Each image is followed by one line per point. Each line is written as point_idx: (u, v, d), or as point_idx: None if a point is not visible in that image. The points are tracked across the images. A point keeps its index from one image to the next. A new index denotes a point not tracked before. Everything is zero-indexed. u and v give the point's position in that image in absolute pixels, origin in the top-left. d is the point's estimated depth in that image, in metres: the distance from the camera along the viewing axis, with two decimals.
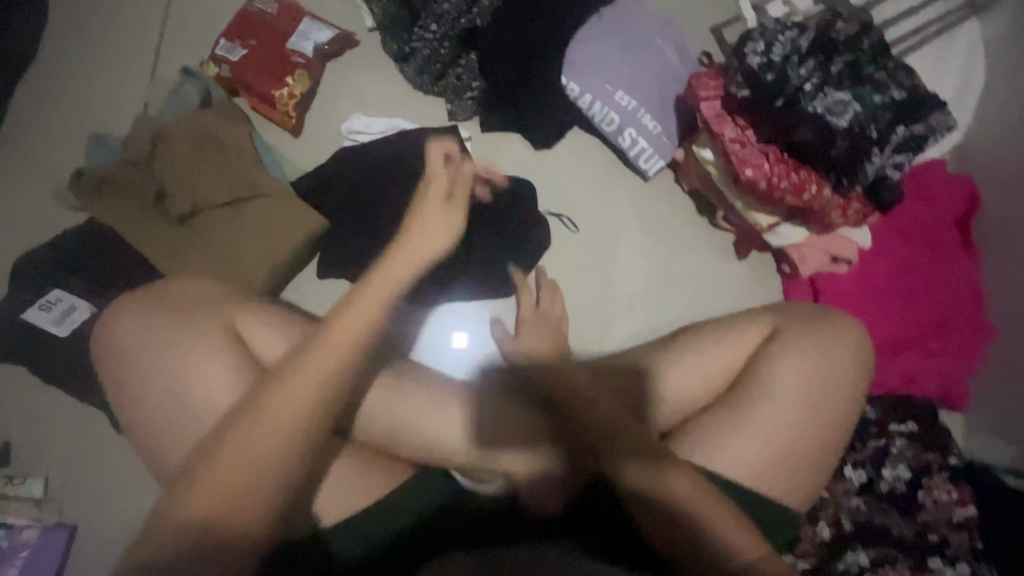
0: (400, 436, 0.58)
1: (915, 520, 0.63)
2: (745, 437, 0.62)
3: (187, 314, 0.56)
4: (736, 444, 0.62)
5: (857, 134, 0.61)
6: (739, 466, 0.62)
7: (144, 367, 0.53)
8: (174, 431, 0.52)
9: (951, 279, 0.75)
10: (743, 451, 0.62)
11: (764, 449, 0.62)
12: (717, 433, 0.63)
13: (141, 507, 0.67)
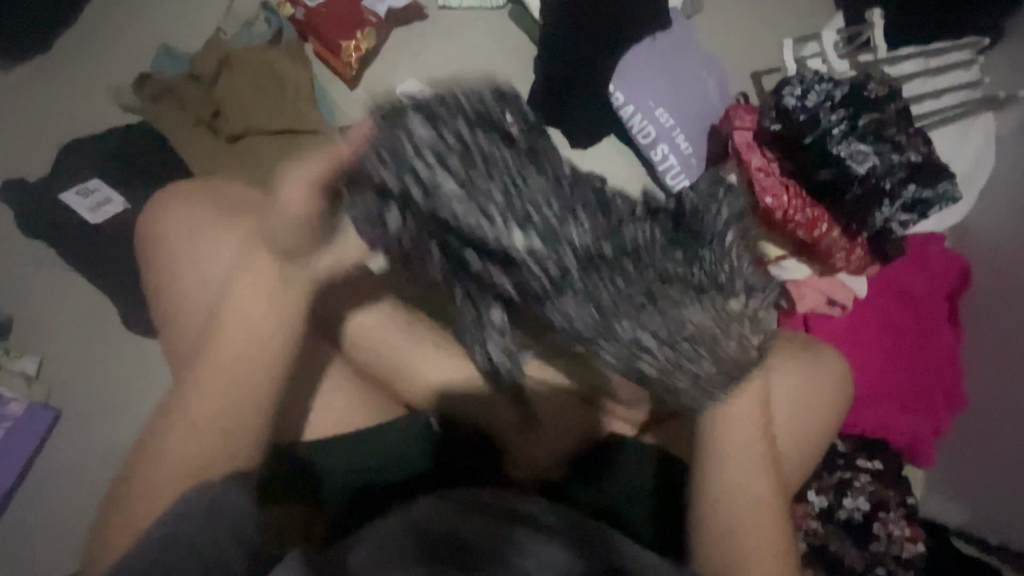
0: (403, 380, 0.62)
1: (867, 552, 0.65)
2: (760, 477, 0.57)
3: (213, 221, 0.55)
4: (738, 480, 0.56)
5: (871, 183, 0.66)
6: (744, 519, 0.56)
7: (182, 273, 0.54)
8: (191, 330, 0.53)
9: (935, 341, 0.80)
10: (744, 491, 0.57)
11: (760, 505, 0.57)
12: (729, 461, 0.57)
13: (127, 405, 0.67)
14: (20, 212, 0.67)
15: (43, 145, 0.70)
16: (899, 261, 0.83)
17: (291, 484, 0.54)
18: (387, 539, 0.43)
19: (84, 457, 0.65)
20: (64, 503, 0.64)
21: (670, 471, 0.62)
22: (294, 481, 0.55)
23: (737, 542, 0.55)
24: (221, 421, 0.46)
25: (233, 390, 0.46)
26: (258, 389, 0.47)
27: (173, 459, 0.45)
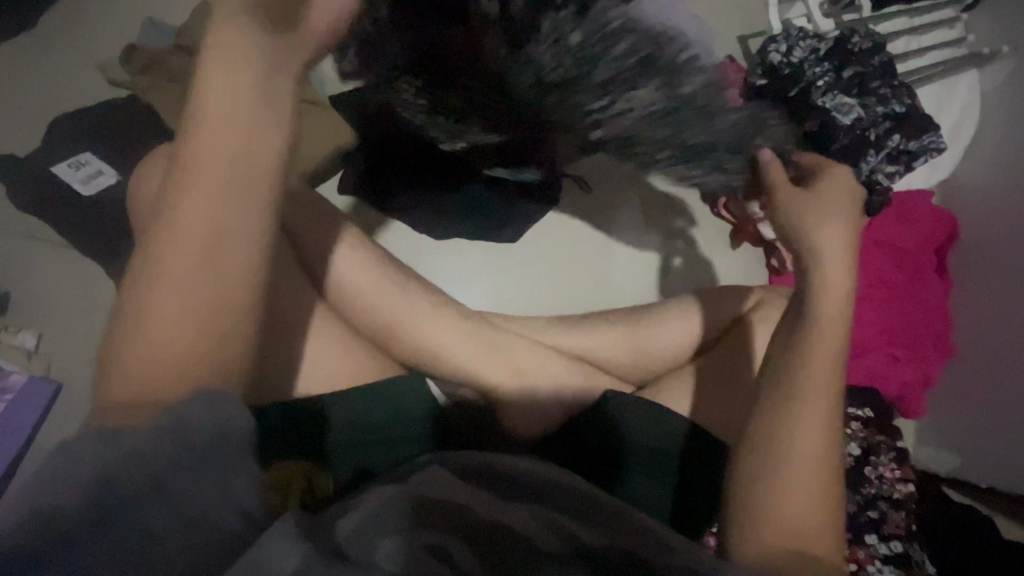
0: (403, 340, 0.63)
1: (860, 495, 0.67)
2: (820, 433, 0.46)
3: None
4: (793, 437, 0.45)
5: (856, 133, 0.67)
6: (790, 476, 0.44)
7: None
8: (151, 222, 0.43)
9: (924, 294, 0.81)
10: (797, 452, 0.45)
11: (814, 459, 0.45)
12: (785, 415, 0.46)
13: None
14: (12, 185, 0.67)
15: (34, 119, 0.70)
16: (887, 217, 0.84)
17: (298, 440, 0.54)
18: (381, 495, 0.42)
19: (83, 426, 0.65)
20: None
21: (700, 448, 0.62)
22: (302, 433, 0.54)
23: (780, 498, 0.44)
24: (205, 285, 0.34)
25: (182, 288, 0.33)
26: (229, 292, 0.34)
27: (149, 354, 0.33)
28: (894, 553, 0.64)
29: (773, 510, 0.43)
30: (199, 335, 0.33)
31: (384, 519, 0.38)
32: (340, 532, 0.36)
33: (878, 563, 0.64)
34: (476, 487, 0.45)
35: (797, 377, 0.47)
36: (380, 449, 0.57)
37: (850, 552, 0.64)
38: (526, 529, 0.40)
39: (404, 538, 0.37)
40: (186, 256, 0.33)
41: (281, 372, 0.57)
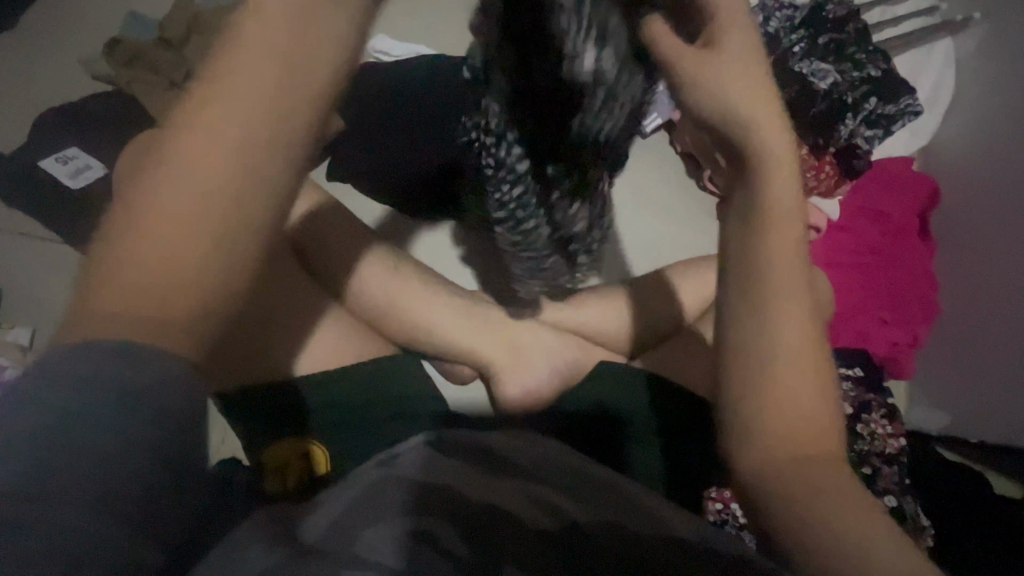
0: (394, 319, 0.64)
1: (854, 451, 0.68)
2: (807, 378, 0.43)
3: None
4: (778, 384, 0.43)
5: (833, 98, 0.69)
6: (776, 427, 0.42)
7: None
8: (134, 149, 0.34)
9: (908, 256, 0.83)
10: (784, 398, 0.42)
11: (800, 403, 0.43)
12: (769, 371, 0.43)
13: None
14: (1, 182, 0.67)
15: (19, 117, 0.71)
16: (869, 183, 0.85)
17: (283, 416, 0.57)
18: (359, 485, 0.43)
19: None
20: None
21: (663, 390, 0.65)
22: (280, 421, 0.57)
23: (768, 445, 0.42)
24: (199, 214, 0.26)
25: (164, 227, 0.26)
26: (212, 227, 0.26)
27: (132, 277, 0.26)
28: (891, 508, 0.65)
29: (767, 457, 0.42)
30: (167, 274, 0.26)
31: (355, 514, 0.39)
32: (311, 536, 0.37)
33: None
34: (461, 468, 0.47)
35: (786, 325, 0.43)
36: (363, 426, 0.59)
37: None
38: (521, 513, 0.42)
39: (405, 521, 0.38)
40: (193, 173, 0.26)
41: (276, 353, 0.58)
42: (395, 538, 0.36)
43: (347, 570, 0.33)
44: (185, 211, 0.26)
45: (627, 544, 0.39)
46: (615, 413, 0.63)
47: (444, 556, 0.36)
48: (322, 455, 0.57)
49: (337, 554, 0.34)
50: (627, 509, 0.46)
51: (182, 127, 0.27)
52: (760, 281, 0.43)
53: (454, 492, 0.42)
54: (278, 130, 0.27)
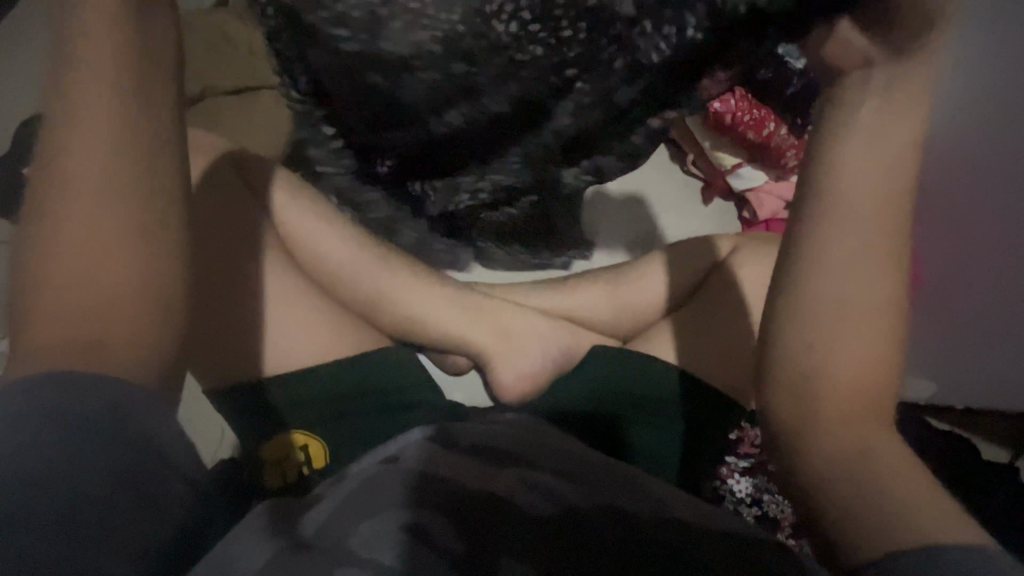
0: (387, 312, 0.64)
1: None
2: (882, 336, 0.40)
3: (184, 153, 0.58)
4: (845, 343, 0.40)
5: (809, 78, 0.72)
6: (846, 365, 0.40)
7: None
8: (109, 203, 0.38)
9: None
10: (851, 355, 0.40)
11: (867, 361, 0.40)
12: (848, 305, 0.39)
13: None
14: None
15: None
16: None
17: (270, 416, 0.56)
18: (355, 482, 0.44)
19: None
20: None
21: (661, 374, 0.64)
22: (269, 420, 0.56)
23: (831, 409, 0.40)
24: (123, 261, 0.36)
25: (107, 278, 0.36)
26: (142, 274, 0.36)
27: (67, 318, 0.35)
28: None
29: (826, 422, 0.40)
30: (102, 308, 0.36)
31: (349, 508, 0.40)
32: (308, 531, 0.38)
33: None
34: (464, 461, 0.48)
35: (867, 283, 0.39)
36: (360, 419, 0.57)
37: None
38: (519, 501, 0.43)
39: (402, 515, 0.38)
40: (89, 228, 0.36)
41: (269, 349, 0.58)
42: (390, 532, 0.37)
43: (347, 565, 0.35)
44: (117, 254, 0.36)
45: (625, 521, 0.42)
46: (621, 398, 0.63)
47: (437, 551, 0.36)
48: (319, 452, 0.55)
49: (335, 550, 0.36)
50: (629, 491, 0.48)
51: (61, 206, 0.36)
52: (846, 200, 0.38)
53: (453, 484, 0.43)
54: (147, 181, 0.37)
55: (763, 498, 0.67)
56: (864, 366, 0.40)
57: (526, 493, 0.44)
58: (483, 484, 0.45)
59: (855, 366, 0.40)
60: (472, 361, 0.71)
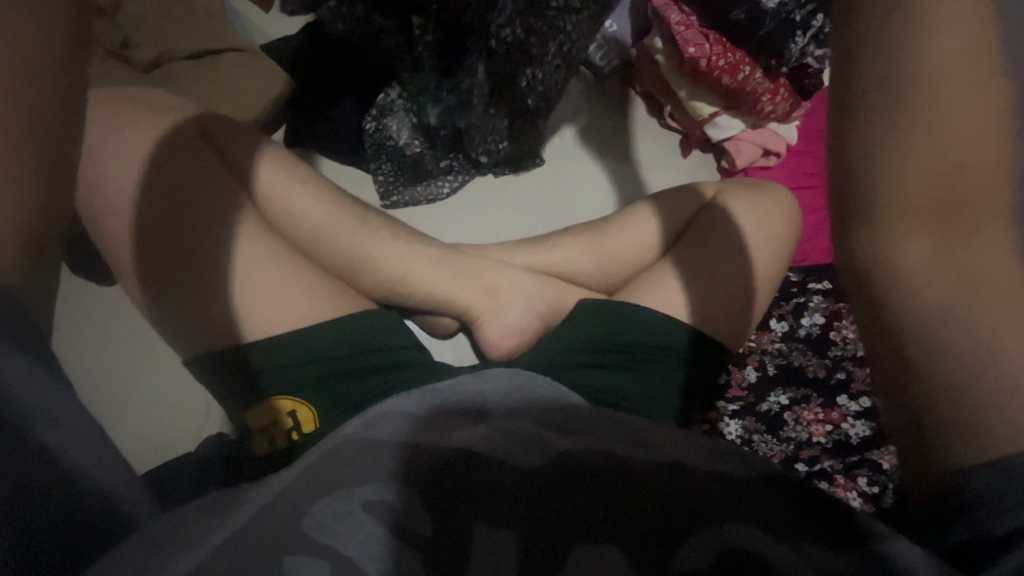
0: (368, 272, 0.63)
1: (827, 358, 0.71)
2: (952, 133, 0.42)
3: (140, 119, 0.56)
4: (915, 140, 0.42)
5: (782, 15, 0.70)
6: (921, 186, 0.43)
7: (112, 186, 0.53)
8: None
9: None
10: (912, 158, 0.42)
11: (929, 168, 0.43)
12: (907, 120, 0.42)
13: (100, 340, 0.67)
14: None
15: None
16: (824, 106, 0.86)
17: (248, 386, 0.54)
18: (322, 452, 0.44)
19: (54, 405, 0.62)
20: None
21: (647, 325, 0.64)
22: (247, 391, 0.54)
23: (886, 223, 0.44)
24: None
25: None
26: None
27: None
28: (863, 410, 0.68)
29: (898, 235, 0.44)
30: None
31: (316, 479, 0.40)
32: (262, 509, 0.38)
33: (849, 419, 0.68)
34: (448, 420, 0.49)
35: (928, 93, 0.41)
36: (346, 382, 0.55)
37: (825, 415, 0.69)
38: (501, 454, 0.43)
39: (372, 486, 0.39)
40: None
41: None
42: (354, 512, 0.37)
43: (295, 550, 0.34)
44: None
45: (619, 463, 0.43)
46: (610, 346, 0.63)
47: (404, 538, 0.36)
48: (308, 416, 0.54)
49: (285, 533, 0.35)
50: (617, 434, 0.49)
51: None
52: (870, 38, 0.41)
53: (432, 449, 0.43)
54: None
55: (750, 438, 0.68)
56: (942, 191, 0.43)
57: (505, 447, 0.44)
58: (452, 443, 0.44)
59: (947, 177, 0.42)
60: (459, 322, 0.70)
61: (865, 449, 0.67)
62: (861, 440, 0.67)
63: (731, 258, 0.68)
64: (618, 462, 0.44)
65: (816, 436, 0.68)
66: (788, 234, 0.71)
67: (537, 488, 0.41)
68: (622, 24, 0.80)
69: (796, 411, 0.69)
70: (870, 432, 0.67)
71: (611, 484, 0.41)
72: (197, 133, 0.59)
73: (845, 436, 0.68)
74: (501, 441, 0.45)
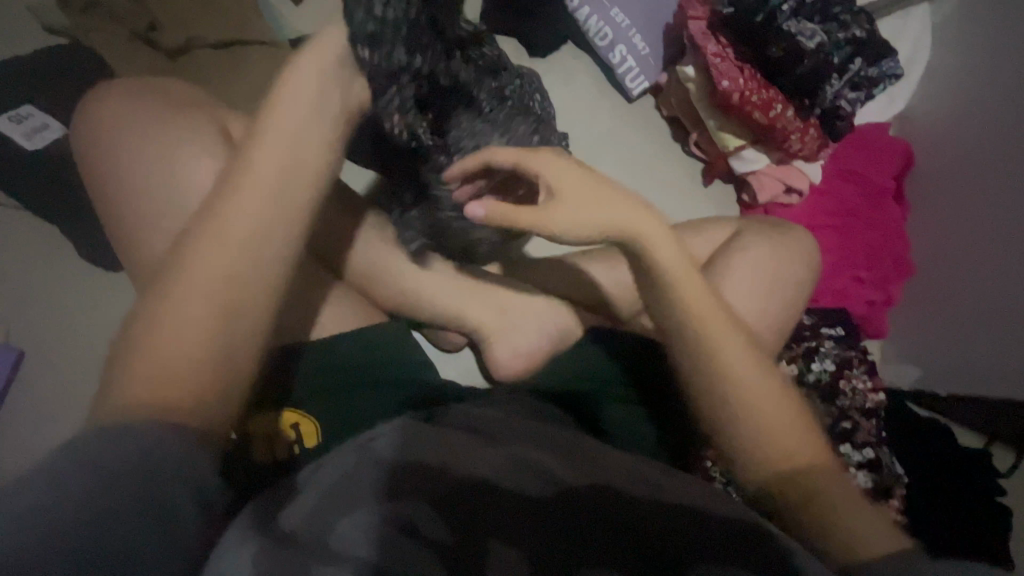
0: (383, 284, 0.62)
1: (835, 406, 0.71)
2: (751, 363, 0.60)
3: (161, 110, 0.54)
4: (736, 421, 0.58)
5: (821, 56, 0.71)
6: (760, 434, 0.58)
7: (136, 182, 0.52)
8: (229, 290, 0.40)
9: (888, 221, 0.84)
10: (737, 411, 0.58)
11: (757, 418, 0.58)
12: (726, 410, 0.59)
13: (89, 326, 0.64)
14: None
15: None
16: (851, 147, 0.86)
17: (260, 395, 0.53)
18: (336, 468, 0.44)
19: (46, 389, 0.61)
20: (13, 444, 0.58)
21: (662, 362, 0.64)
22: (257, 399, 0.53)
23: (742, 454, 0.58)
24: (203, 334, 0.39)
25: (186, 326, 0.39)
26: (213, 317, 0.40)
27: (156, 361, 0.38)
28: (867, 460, 0.68)
29: (756, 463, 0.58)
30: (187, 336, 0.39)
31: (332, 503, 0.40)
32: (288, 522, 0.38)
33: (853, 469, 0.68)
34: (455, 434, 0.49)
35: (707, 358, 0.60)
36: (357, 398, 0.55)
37: None
38: (510, 481, 0.43)
39: (388, 510, 0.39)
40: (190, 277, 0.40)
41: None
42: (373, 525, 0.37)
43: (325, 564, 0.35)
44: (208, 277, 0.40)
45: (617, 492, 0.44)
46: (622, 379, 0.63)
47: (421, 546, 0.37)
48: (311, 430, 0.53)
49: (308, 546, 0.36)
50: (629, 467, 0.49)
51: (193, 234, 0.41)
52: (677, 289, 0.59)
53: (442, 468, 0.43)
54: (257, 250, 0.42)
55: None
56: (763, 421, 0.58)
57: (513, 467, 0.45)
58: (459, 461, 0.45)
59: (761, 411, 0.58)
60: (467, 339, 0.69)
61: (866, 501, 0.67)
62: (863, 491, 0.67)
63: (749, 299, 0.67)
64: (627, 487, 0.45)
65: None
66: (803, 275, 0.70)
67: (542, 509, 0.41)
68: (655, 49, 0.80)
69: None
70: (873, 483, 0.67)
71: (612, 509, 0.42)
72: (221, 129, 0.57)
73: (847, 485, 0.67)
74: (511, 463, 0.46)
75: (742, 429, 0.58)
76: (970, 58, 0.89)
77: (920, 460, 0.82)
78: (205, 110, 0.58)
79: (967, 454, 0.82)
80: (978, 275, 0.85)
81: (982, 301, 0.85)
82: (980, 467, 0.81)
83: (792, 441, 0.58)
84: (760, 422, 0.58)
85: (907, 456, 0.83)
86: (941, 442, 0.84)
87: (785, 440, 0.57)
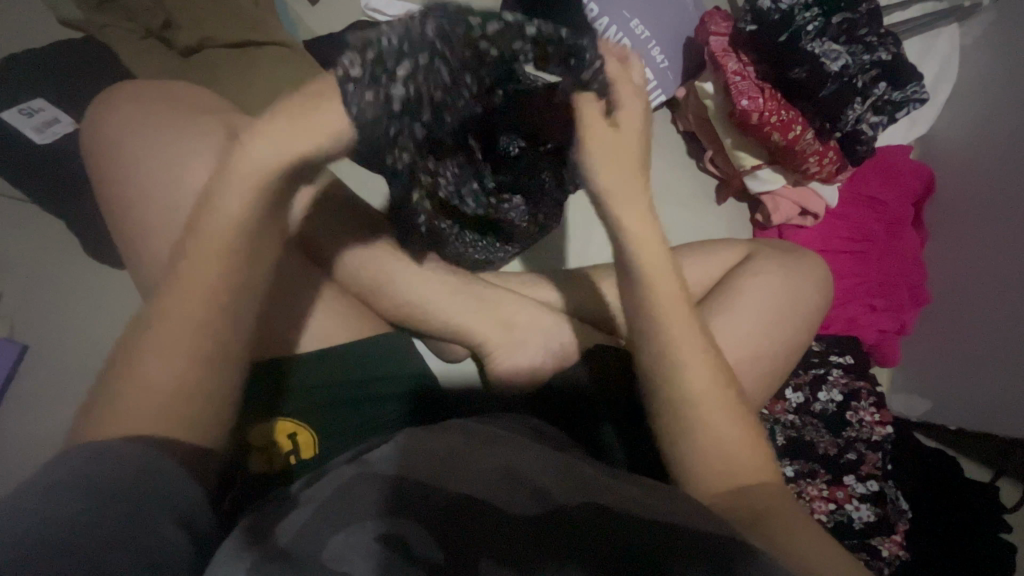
0: (386, 296, 0.61)
1: (840, 437, 0.70)
2: (703, 363, 0.53)
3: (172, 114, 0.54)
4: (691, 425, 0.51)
5: (844, 79, 0.69)
6: (708, 446, 0.51)
7: (147, 186, 0.52)
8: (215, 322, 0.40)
9: (904, 249, 0.83)
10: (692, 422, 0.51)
11: (710, 427, 0.51)
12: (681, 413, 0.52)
13: (93, 328, 0.64)
14: None
15: None
16: (869, 171, 0.85)
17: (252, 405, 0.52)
18: (332, 484, 0.43)
19: (52, 387, 0.61)
20: (17, 441, 0.58)
21: None
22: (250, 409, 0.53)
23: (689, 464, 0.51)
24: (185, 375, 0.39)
25: (182, 371, 0.39)
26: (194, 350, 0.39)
27: (140, 399, 0.38)
28: (870, 493, 0.67)
29: (698, 474, 0.50)
30: (175, 378, 0.39)
31: (324, 517, 0.39)
32: (283, 538, 0.37)
33: (855, 501, 0.66)
34: (454, 452, 0.48)
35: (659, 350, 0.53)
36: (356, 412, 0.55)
37: (830, 492, 0.67)
38: (503, 501, 0.42)
39: (379, 525, 0.38)
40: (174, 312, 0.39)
41: None
42: (367, 543, 0.36)
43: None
44: (178, 326, 0.39)
45: (619, 520, 0.41)
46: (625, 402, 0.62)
47: (414, 561, 0.35)
48: (309, 440, 0.53)
49: (302, 559, 0.35)
50: (634, 490, 0.48)
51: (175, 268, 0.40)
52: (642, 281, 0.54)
53: (440, 489, 0.42)
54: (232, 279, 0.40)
55: None
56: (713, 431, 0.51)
57: (514, 490, 0.44)
58: (457, 482, 0.44)
59: (715, 418, 0.52)
60: (471, 351, 0.69)
61: (868, 536, 0.65)
62: (865, 525, 0.65)
63: (758, 324, 0.65)
64: (631, 511, 0.43)
65: (818, 513, 0.66)
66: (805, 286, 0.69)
67: (539, 536, 0.39)
68: (673, 62, 0.78)
69: (800, 485, 0.67)
70: (874, 516, 0.66)
71: (615, 532, 0.40)
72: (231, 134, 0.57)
73: (848, 518, 0.66)
74: (510, 486, 0.44)
75: (686, 434, 0.51)
76: (996, 81, 0.88)
77: (927, 493, 0.81)
78: (215, 113, 0.57)
79: (975, 488, 0.81)
80: (994, 306, 0.84)
81: (997, 333, 0.84)
82: (988, 503, 0.79)
83: (743, 451, 0.51)
84: (708, 424, 0.51)
85: (912, 488, 0.81)
86: (950, 475, 0.82)
87: (730, 439, 0.51)
